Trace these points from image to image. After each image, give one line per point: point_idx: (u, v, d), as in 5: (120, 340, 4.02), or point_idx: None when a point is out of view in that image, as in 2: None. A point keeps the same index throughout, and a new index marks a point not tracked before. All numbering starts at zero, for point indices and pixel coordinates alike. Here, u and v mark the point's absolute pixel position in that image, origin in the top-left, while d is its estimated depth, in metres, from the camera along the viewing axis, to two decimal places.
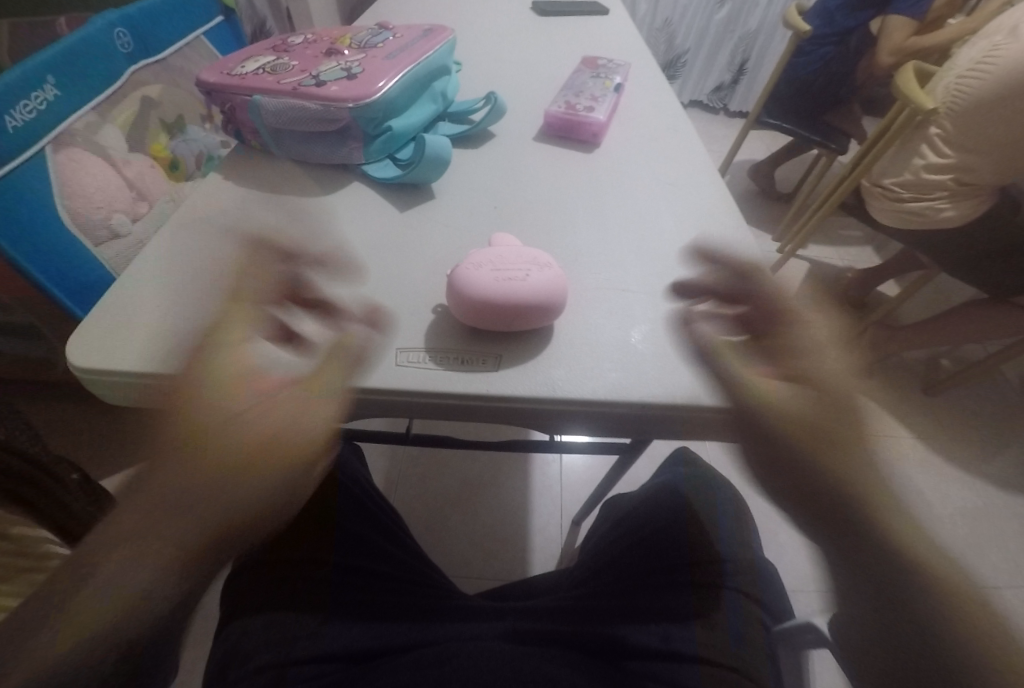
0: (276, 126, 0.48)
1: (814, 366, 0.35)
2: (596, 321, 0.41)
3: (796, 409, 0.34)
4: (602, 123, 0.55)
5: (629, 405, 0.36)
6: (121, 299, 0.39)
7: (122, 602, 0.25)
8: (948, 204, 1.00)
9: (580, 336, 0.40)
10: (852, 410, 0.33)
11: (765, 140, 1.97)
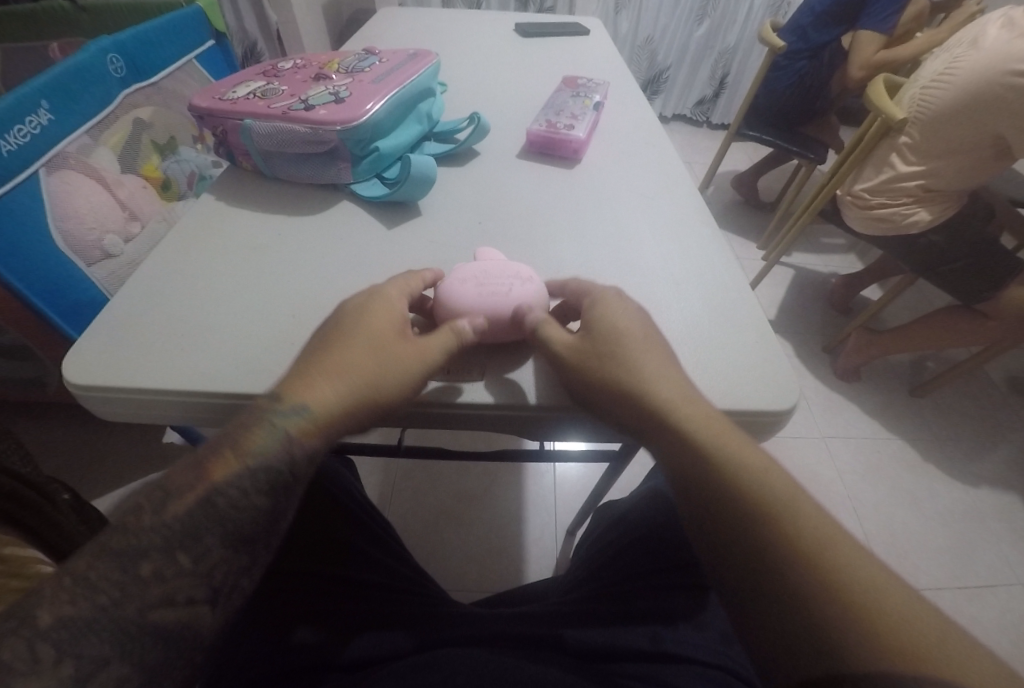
0: (266, 148, 0.49)
1: (601, 313, 0.38)
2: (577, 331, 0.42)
3: (585, 353, 0.37)
4: (582, 140, 0.58)
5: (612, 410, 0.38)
6: (117, 318, 0.40)
7: (239, 478, 0.31)
8: (917, 209, 1.04)
9: None
10: (630, 343, 0.37)
11: (748, 152, 2.01)
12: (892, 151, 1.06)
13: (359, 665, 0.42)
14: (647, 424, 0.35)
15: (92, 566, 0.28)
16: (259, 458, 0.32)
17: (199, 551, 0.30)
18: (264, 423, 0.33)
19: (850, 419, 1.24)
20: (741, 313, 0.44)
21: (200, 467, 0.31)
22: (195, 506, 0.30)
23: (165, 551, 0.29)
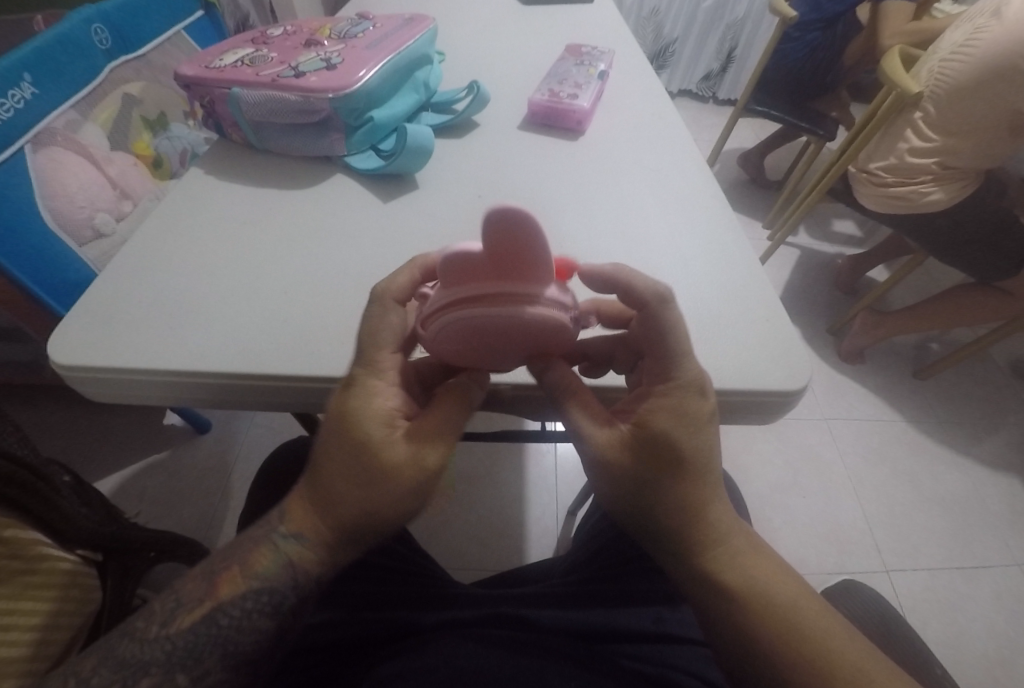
0: (256, 118, 0.47)
1: (651, 415, 0.33)
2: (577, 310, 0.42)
3: (619, 460, 0.33)
4: (586, 111, 0.55)
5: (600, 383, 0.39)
6: (101, 296, 0.39)
7: (245, 596, 0.34)
8: (934, 188, 1.01)
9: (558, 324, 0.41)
10: (676, 445, 0.33)
11: (755, 128, 1.96)
12: (907, 127, 1.03)
13: (361, 645, 0.42)
14: (669, 523, 0.34)
15: (97, 668, 0.32)
16: (263, 580, 0.34)
17: (199, 674, 0.33)
18: (269, 544, 0.35)
19: (854, 400, 1.23)
20: (751, 290, 0.42)
21: (210, 583, 0.34)
22: (199, 626, 0.33)
23: (167, 672, 0.32)
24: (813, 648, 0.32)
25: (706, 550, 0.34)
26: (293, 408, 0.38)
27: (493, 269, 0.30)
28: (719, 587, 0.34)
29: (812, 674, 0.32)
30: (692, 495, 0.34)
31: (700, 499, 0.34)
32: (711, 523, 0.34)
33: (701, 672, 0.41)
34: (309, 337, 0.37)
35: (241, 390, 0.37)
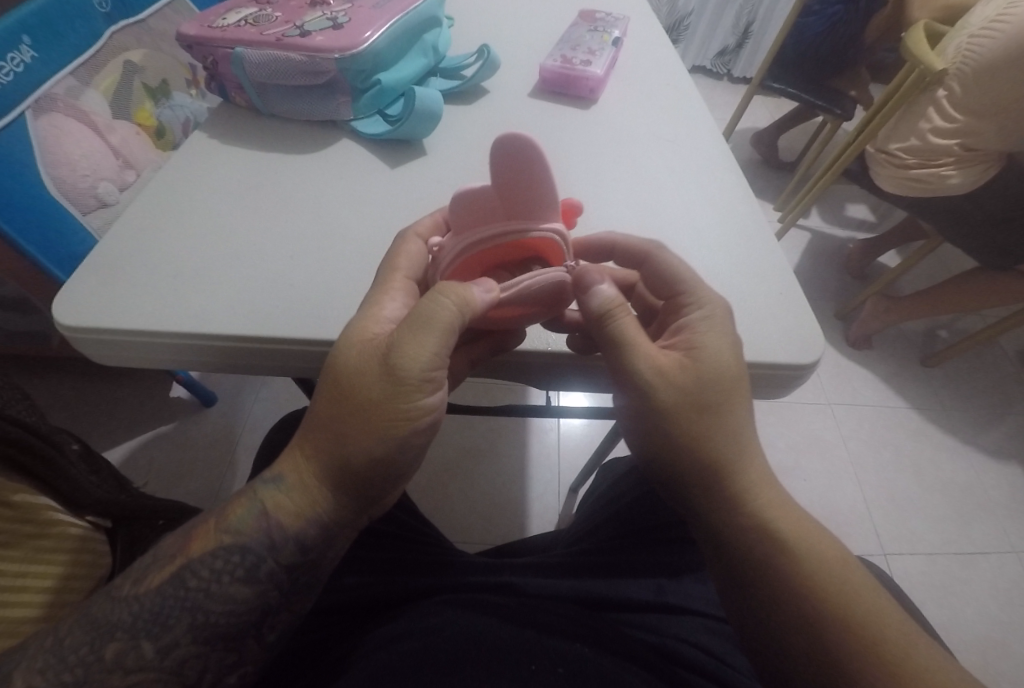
0: (260, 79, 0.46)
1: (698, 337, 0.35)
2: None
3: (680, 382, 0.34)
4: (600, 78, 0.53)
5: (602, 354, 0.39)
6: (101, 260, 0.38)
7: (213, 557, 0.33)
8: (955, 171, 0.97)
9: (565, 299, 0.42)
10: (721, 378, 0.34)
11: (770, 106, 1.92)
12: (929, 105, 1.00)
13: (367, 609, 0.43)
14: (686, 464, 0.35)
15: (70, 634, 0.32)
16: (235, 537, 0.34)
17: (165, 643, 0.32)
18: (247, 495, 0.35)
19: (860, 385, 1.22)
20: (764, 262, 0.42)
21: (184, 541, 0.35)
22: (167, 587, 0.33)
23: (132, 637, 0.31)
24: (834, 608, 0.32)
25: (742, 495, 0.35)
26: (299, 373, 0.38)
27: (503, 206, 0.33)
28: (756, 527, 0.35)
29: (841, 638, 0.31)
30: (734, 432, 0.34)
31: (742, 433, 0.35)
32: (750, 463, 0.35)
33: (704, 644, 0.41)
34: (315, 301, 0.37)
35: (248, 352, 0.36)
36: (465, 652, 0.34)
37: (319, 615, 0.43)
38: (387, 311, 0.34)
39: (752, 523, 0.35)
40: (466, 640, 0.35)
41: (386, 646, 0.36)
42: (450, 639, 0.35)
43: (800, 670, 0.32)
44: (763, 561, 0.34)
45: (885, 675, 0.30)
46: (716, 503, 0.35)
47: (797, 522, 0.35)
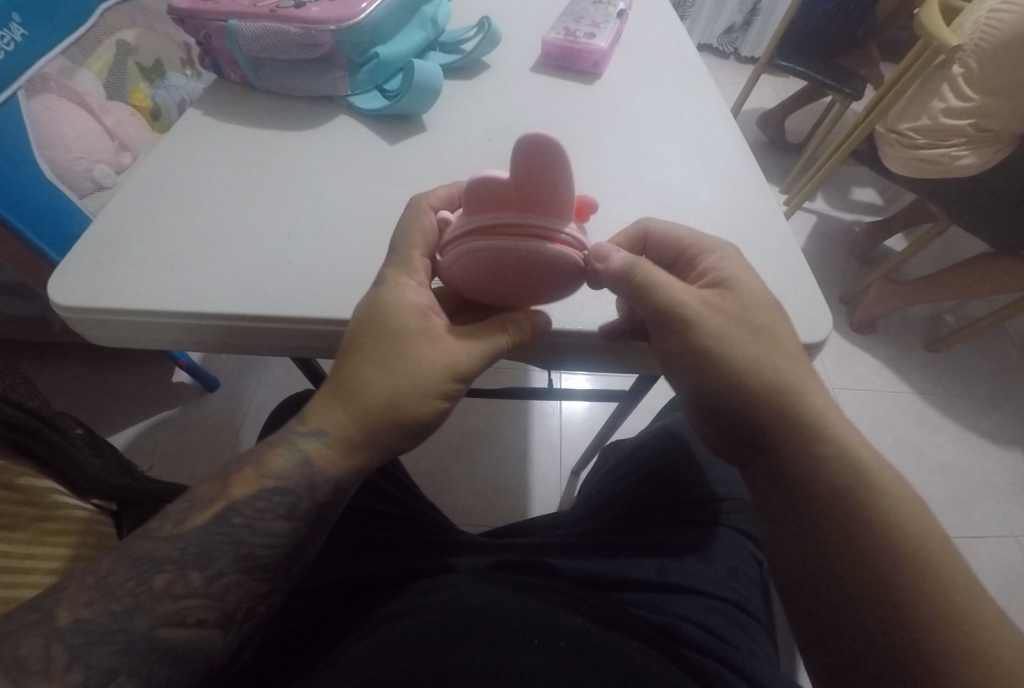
0: (254, 53, 0.45)
1: (725, 273, 0.35)
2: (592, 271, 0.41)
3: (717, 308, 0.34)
4: (604, 51, 0.52)
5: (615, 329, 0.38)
6: (96, 237, 0.38)
7: (258, 496, 0.32)
8: (967, 151, 0.95)
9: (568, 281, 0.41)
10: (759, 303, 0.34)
11: (776, 87, 1.88)
12: (943, 83, 0.97)
13: (369, 587, 0.43)
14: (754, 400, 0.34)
15: (113, 569, 0.29)
16: (278, 481, 0.33)
17: (212, 572, 0.30)
18: (285, 442, 0.34)
19: (864, 370, 1.21)
20: (771, 240, 0.41)
21: (223, 484, 0.33)
22: (211, 525, 0.31)
23: (180, 566, 0.30)
24: (912, 547, 0.32)
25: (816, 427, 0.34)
26: (298, 353, 0.38)
27: (513, 196, 0.28)
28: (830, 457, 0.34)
29: (911, 591, 0.31)
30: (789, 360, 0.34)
31: (799, 358, 0.34)
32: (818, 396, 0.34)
33: (705, 623, 0.41)
34: (315, 280, 0.37)
35: (251, 332, 0.36)
36: (472, 627, 0.34)
37: (307, 597, 0.43)
38: (414, 290, 0.34)
39: (812, 459, 0.34)
40: (490, 616, 0.35)
41: (378, 631, 0.35)
42: (474, 614, 0.35)
43: (847, 612, 0.33)
44: (832, 496, 0.34)
45: (946, 624, 0.30)
46: (781, 436, 0.34)
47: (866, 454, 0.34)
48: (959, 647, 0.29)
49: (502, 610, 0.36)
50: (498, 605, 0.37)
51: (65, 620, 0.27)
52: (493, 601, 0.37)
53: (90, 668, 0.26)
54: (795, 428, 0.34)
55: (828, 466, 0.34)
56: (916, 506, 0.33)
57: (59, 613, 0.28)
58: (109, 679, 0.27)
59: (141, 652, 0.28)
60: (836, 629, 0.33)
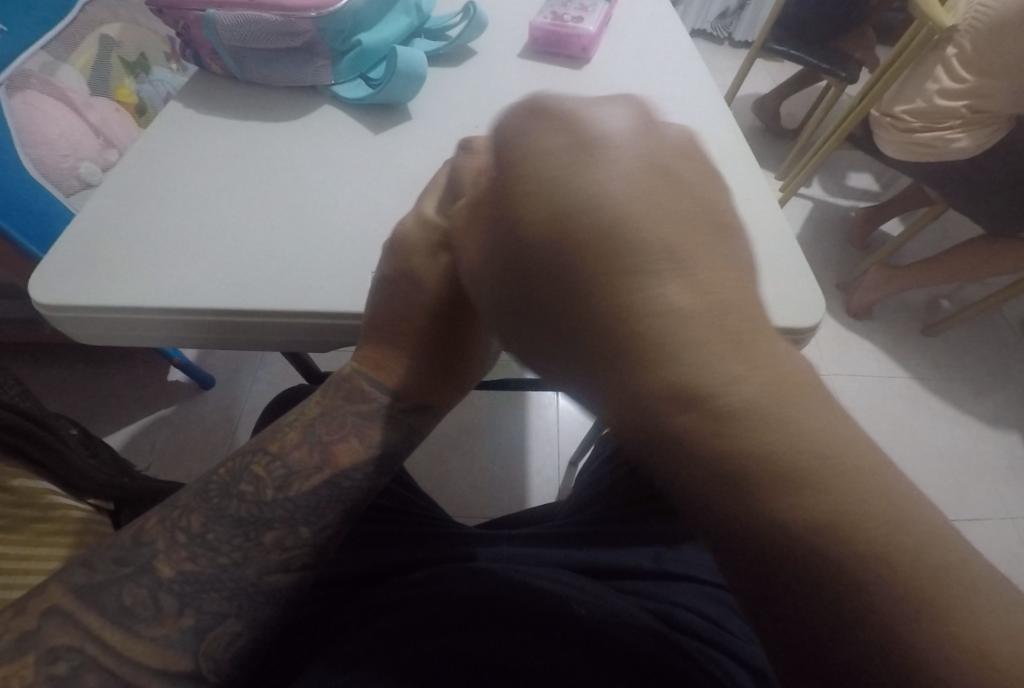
0: (235, 43, 0.44)
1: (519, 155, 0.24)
2: None
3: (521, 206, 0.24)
4: (592, 35, 0.51)
5: None
6: (81, 235, 0.37)
7: (365, 464, 0.38)
8: (961, 133, 0.95)
9: None
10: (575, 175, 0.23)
11: (771, 72, 1.86)
12: (937, 64, 0.97)
13: (365, 579, 0.43)
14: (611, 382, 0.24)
15: (212, 528, 0.34)
16: (383, 447, 0.38)
17: (319, 526, 0.36)
18: (386, 419, 0.38)
19: (861, 356, 1.21)
20: (762, 224, 0.40)
21: (326, 454, 0.37)
22: (321, 488, 0.36)
23: (289, 525, 0.35)
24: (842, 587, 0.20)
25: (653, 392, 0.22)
26: (287, 346, 0.38)
27: None
28: (658, 441, 0.22)
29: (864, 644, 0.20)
30: (614, 269, 0.22)
31: (613, 245, 0.22)
32: (658, 319, 0.21)
33: (702, 609, 0.41)
34: (300, 271, 0.36)
35: (238, 327, 0.36)
36: (464, 620, 0.34)
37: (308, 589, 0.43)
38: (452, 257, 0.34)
39: (659, 451, 0.23)
40: (483, 606, 0.35)
41: (366, 627, 0.35)
42: (465, 606, 0.35)
43: (779, 643, 0.22)
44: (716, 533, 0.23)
45: (866, 628, 0.19)
46: (624, 423, 0.24)
47: (764, 383, 0.21)
48: None
49: (493, 599, 0.36)
50: (490, 593, 0.36)
51: (170, 571, 0.32)
52: (484, 589, 0.37)
53: (200, 612, 0.32)
54: (617, 402, 0.23)
55: (668, 458, 0.23)
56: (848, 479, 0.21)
57: (160, 567, 0.32)
58: (221, 619, 0.32)
59: (249, 595, 0.33)
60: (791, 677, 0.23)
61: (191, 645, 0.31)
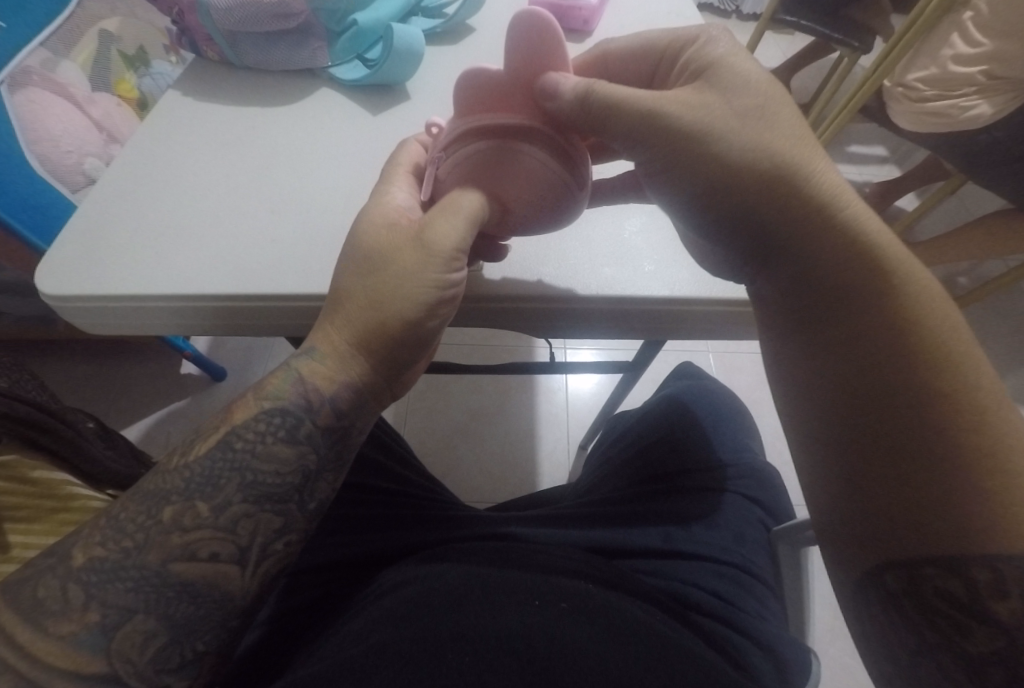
0: (229, 28, 0.43)
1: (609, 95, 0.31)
2: (588, 237, 0.40)
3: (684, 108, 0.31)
4: (594, 7, 0.50)
5: (613, 300, 0.37)
6: (82, 225, 0.37)
7: (256, 420, 0.33)
8: (978, 100, 0.91)
9: (560, 251, 0.40)
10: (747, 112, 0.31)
11: (781, 45, 1.80)
12: (953, 30, 0.93)
13: (373, 563, 0.43)
14: (782, 278, 0.33)
15: (126, 507, 0.30)
16: (275, 402, 0.33)
17: (218, 503, 0.31)
18: (283, 368, 0.34)
19: None
20: None
21: (226, 411, 0.34)
22: (215, 451, 0.32)
23: (187, 498, 0.31)
24: (913, 403, 0.28)
25: (800, 281, 0.32)
26: (289, 332, 0.38)
27: (510, 84, 0.31)
28: (810, 312, 0.32)
29: (955, 435, 0.27)
30: (802, 193, 0.31)
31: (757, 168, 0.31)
32: (795, 233, 0.31)
33: (714, 588, 0.41)
34: (299, 254, 0.36)
35: (243, 313, 0.36)
36: (469, 598, 0.34)
37: (305, 575, 0.43)
38: (398, 200, 0.35)
39: (804, 332, 0.32)
40: (491, 586, 0.35)
41: (376, 606, 0.36)
42: (474, 586, 0.35)
43: (889, 489, 0.28)
44: (819, 396, 0.31)
45: (955, 427, 0.27)
46: (786, 300, 0.33)
47: (850, 259, 0.30)
48: (994, 486, 0.26)
49: (501, 578, 0.36)
50: (499, 574, 0.37)
51: (81, 560, 0.29)
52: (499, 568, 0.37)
53: (106, 607, 0.28)
54: (789, 287, 0.33)
55: (819, 338, 0.32)
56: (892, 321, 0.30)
57: (74, 554, 0.29)
58: (128, 616, 0.29)
59: (157, 588, 0.29)
60: (893, 515, 0.28)
61: (101, 646, 0.28)
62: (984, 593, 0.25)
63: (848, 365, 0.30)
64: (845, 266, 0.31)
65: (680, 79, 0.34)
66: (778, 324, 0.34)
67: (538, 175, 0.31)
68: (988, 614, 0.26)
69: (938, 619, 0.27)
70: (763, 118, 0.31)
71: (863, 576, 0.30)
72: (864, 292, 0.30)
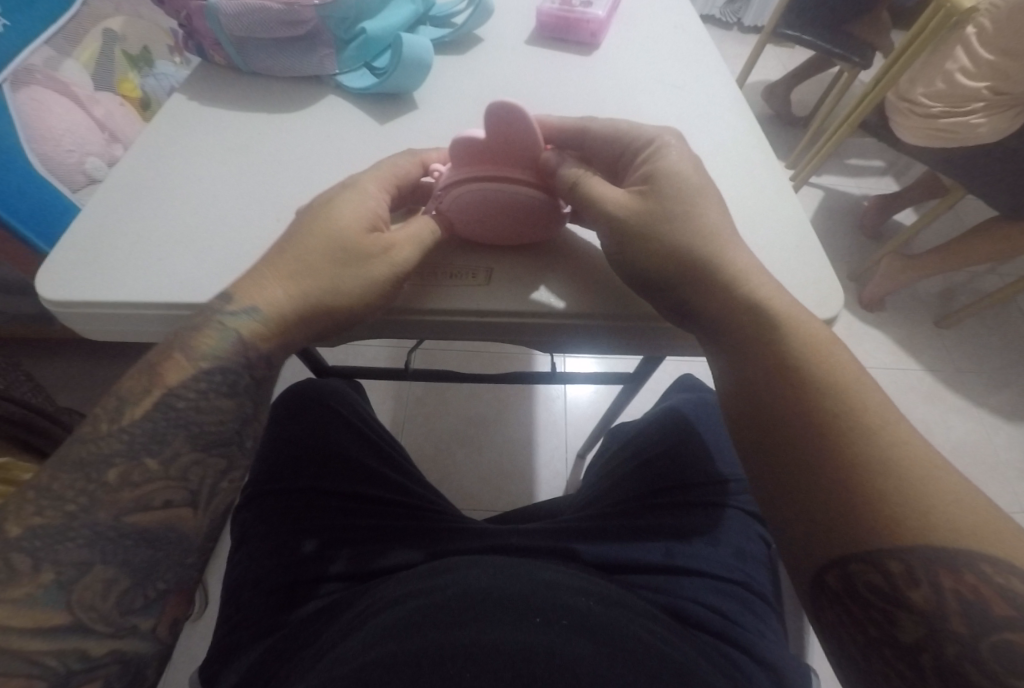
0: (238, 33, 0.43)
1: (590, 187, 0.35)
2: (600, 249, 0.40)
3: (635, 214, 0.35)
4: (601, 21, 0.50)
5: (630, 316, 0.37)
6: (84, 232, 0.37)
7: (196, 380, 0.33)
8: (984, 118, 0.92)
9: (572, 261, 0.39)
10: (688, 202, 0.34)
11: (781, 59, 1.82)
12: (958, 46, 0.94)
13: (366, 576, 0.43)
14: (725, 321, 0.34)
15: (57, 477, 0.30)
16: (214, 361, 0.33)
17: (167, 455, 0.31)
18: (212, 324, 0.33)
19: (874, 347, 1.19)
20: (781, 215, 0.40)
21: (153, 375, 0.33)
22: (154, 413, 0.32)
23: (131, 457, 0.31)
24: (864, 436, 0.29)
25: (757, 313, 0.33)
26: None
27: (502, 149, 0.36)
28: (765, 350, 0.33)
29: (892, 455, 0.28)
30: (735, 261, 0.34)
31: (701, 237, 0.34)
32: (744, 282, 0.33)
33: (716, 606, 0.41)
34: None
35: None
36: (464, 612, 0.34)
37: (301, 586, 0.43)
38: (367, 198, 0.35)
39: (752, 356, 0.33)
40: (480, 598, 0.35)
41: (367, 623, 0.35)
42: (464, 599, 0.35)
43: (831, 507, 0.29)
44: (781, 416, 0.31)
45: (897, 448, 0.28)
46: (734, 331, 0.34)
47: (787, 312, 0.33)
48: (937, 502, 0.27)
49: (482, 590, 0.36)
50: (481, 585, 0.36)
51: (16, 531, 0.28)
52: (474, 578, 0.37)
53: (60, 565, 0.28)
54: (729, 327, 0.34)
55: (774, 365, 0.32)
56: (845, 364, 0.32)
57: (6, 527, 0.28)
58: (86, 569, 0.28)
59: (113, 540, 0.29)
60: (841, 530, 0.28)
61: (61, 599, 0.27)
62: (902, 584, 0.26)
63: (797, 397, 0.31)
64: (788, 315, 0.33)
65: (635, 173, 0.37)
66: (726, 349, 0.34)
67: (533, 210, 0.36)
68: (911, 605, 0.27)
69: (871, 613, 0.28)
70: (693, 218, 0.34)
71: (805, 573, 0.30)
72: (807, 343, 0.32)
